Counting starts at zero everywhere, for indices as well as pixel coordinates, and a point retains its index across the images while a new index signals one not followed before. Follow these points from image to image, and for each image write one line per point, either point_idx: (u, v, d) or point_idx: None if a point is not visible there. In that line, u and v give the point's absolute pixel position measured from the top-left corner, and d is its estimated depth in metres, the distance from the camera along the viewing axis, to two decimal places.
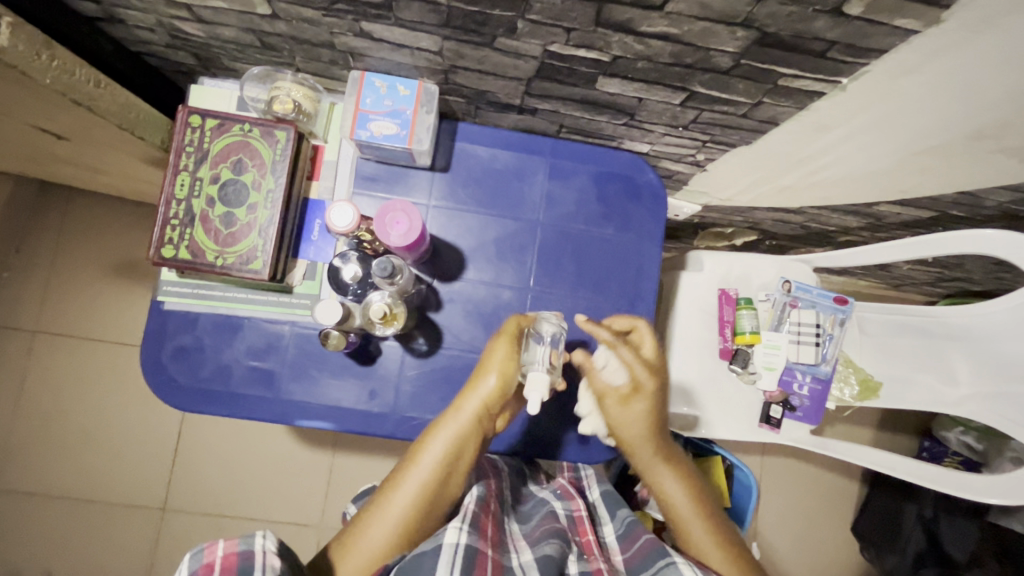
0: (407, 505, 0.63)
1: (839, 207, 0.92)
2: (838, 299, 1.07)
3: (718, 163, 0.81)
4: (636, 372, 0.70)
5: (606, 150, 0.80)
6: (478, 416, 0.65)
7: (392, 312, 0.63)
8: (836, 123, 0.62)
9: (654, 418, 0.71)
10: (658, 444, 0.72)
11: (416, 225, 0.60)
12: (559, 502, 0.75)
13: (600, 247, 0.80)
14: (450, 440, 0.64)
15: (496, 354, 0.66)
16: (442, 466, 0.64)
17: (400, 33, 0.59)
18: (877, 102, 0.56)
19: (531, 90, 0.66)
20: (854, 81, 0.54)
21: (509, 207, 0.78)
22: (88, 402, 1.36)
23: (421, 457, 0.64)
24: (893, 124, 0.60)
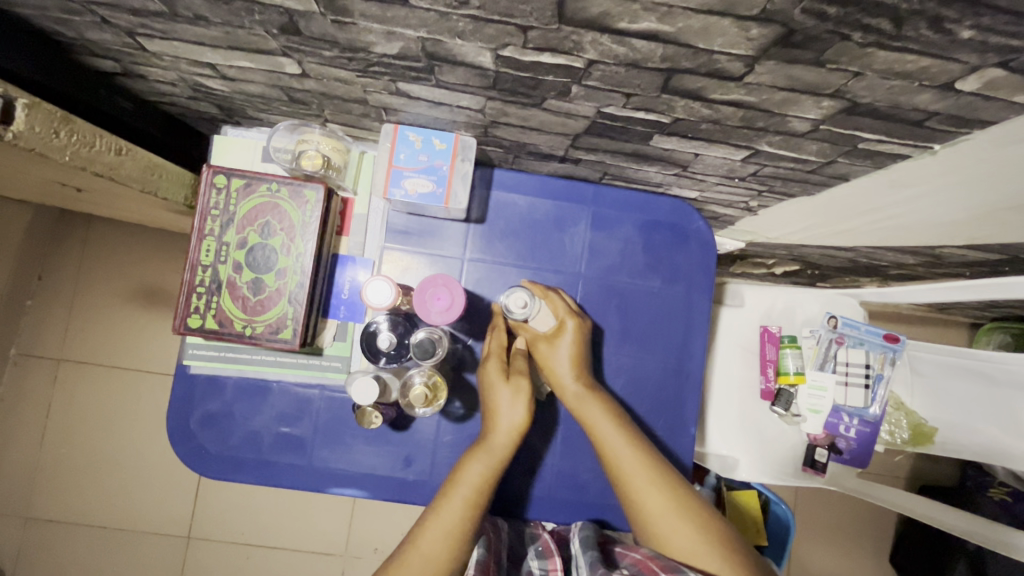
0: (455, 519, 0.57)
1: (897, 247, 0.86)
2: (889, 336, 1.01)
3: (772, 209, 0.75)
4: (562, 315, 0.68)
5: (651, 196, 0.75)
6: (514, 434, 0.62)
7: (432, 391, 0.59)
8: (917, 182, 0.57)
9: (582, 358, 0.67)
10: (586, 382, 0.66)
11: (455, 300, 0.56)
12: (536, 561, 0.64)
13: (645, 300, 0.75)
14: (492, 458, 0.61)
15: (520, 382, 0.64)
16: (485, 482, 0.60)
17: (440, 93, 0.54)
18: (972, 165, 0.50)
19: (578, 144, 0.62)
20: (947, 147, 0.48)
21: (550, 259, 0.74)
22: (109, 432, 1.34)
23: (462, 474, 0.60)
24: (984, 185, 0.54)
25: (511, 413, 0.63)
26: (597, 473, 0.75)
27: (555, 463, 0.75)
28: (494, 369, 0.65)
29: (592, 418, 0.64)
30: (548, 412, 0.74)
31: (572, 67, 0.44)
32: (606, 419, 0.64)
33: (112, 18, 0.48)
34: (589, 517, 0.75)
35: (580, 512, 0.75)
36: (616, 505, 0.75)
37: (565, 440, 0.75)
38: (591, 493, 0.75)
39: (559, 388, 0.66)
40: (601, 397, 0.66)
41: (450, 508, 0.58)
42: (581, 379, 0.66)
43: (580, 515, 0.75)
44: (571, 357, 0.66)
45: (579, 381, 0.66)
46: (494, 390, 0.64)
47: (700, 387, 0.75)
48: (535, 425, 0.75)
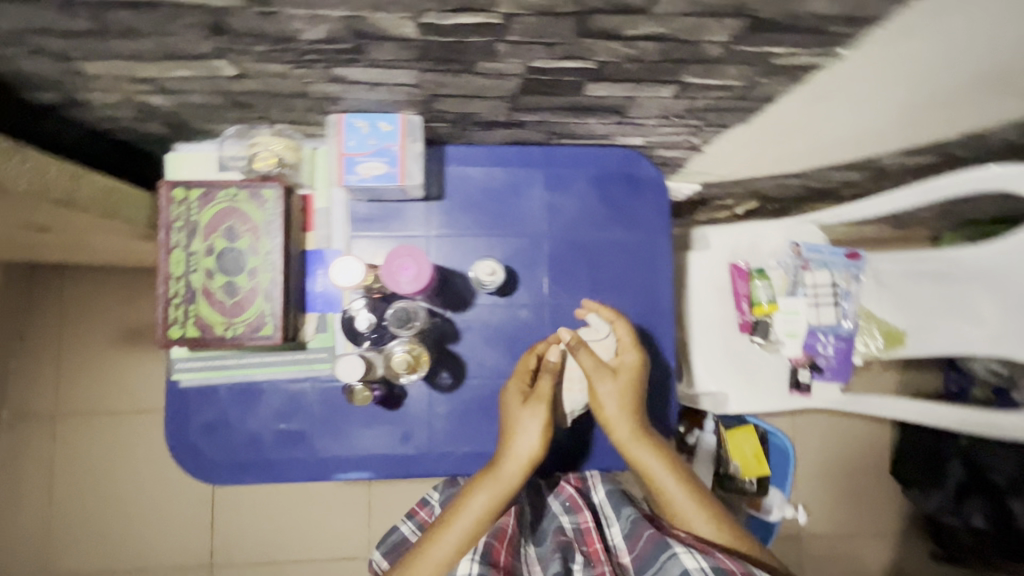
0: (451, 546, 0.61)
1: (840, 165, 0.90)
2: (850, 254, 1.07)
3: (715, 143, 0.78)
4: (623, 350, 0.70)
5: (599, 149, 0.77)
6: (525, 464, 0.65)
7: (415, 356, 0.62)
8: (836, 93, 0.60)
9: (636, 396, 0.69)
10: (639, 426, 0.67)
11: (415, 270, 0.56)
12: (566, 515, 0.69)
13: (611, 250, 0.77)
14: (499, 489, 0.65)
15: (534, 417, 0.67)
16: (489, 506, 0.63)
17: (375, 73, 0.56)
18: (880, 65, 0.54)
19: (517, 105, 0.64)
20: (853, 50, 0.52)
21: (511, 225, 0.76)
22: (116, 476, 1.35)
23: (469, 501, 0.64)
24: (897, 83, 0.58)
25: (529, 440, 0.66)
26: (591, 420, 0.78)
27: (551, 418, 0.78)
28: (513, 394, 0.69)
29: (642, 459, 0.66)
30: None
31: (492, 24, 0.47)
32: (658, 462, 0.66)
33: (45, 45, 0.50)
34: None
35: None
36: None
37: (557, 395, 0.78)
38: None
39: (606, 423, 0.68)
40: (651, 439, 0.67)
41: (455, 530, 0.62)
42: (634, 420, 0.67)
43: None
44: (626, 395, 0.68)
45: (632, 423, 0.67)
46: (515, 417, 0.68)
47: (674, 328, 0.77)
48: None
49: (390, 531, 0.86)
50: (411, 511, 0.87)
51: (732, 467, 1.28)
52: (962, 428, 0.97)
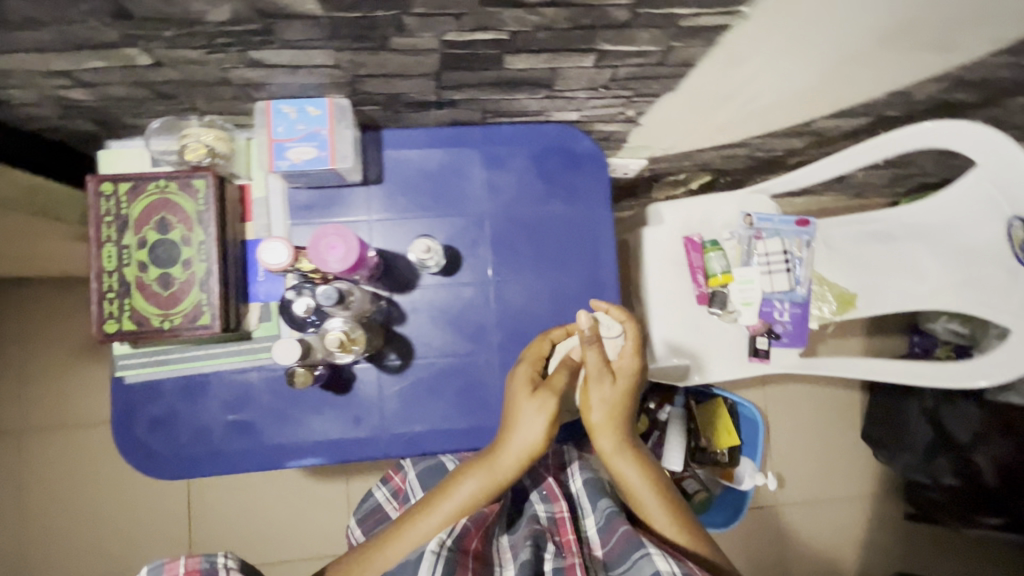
0: (434, 526, 0.68)
1: (779, 131, 0.92)
2: (800, 221, 1.08)
3: (649, 115, 0.80)
4: (625, 357, 0.73)
5: (535, 126, 0.78)
6: (521, 460, 0.68)
7: (350, 337, 0.62)
8: (750, 54, 0.62)
9: (625, 410, 0.73)
10: (623, 440, 0.73)
11: (346, 244, 0.57)
12: (542, 504, 0.75)
13: (553, 225, 0.78)
14: (489, 479, 0.69)
15: (532, 410, 0.68)
16: (477, 496, 0.69)
17: (291, 54, 0.56)
18: (784, 21, 0.56)
19: (443, 82, 0.65)
20: (754, 7, 0.53)
21: (452, 204, 0.77)
22: (88, 489, 1.33)
23: (458, 488, 0.69)
24: (807, 39, 0.60)
25: (526, 434, 0.68)
26: None
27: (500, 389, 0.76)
28: (519, 384, 0.70)
29: (622, 469, 0.73)
30: (480, 346, 0.76)
31: None
32: (637, 473, 0.73)
33: None
34: None
35: None
36: None
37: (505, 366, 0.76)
38: None
39: (595, 429, 0.73)
40: (633, 452, 0.74)
41: (441, 510, 0.69)
42: (619, 435, 0.73)
43: None
44: (620, 406, 0.72)
45: (617, 437, 0.73)
46: (519, 408, 0.69)
47: (620, 297, 0.78)
48: (470, 361, 0.75)
49: (366, 497, 0.94)
50: (386, 476, 0.94)
51: (702, 438, 1.33)
52: (920, 382, 0.93)
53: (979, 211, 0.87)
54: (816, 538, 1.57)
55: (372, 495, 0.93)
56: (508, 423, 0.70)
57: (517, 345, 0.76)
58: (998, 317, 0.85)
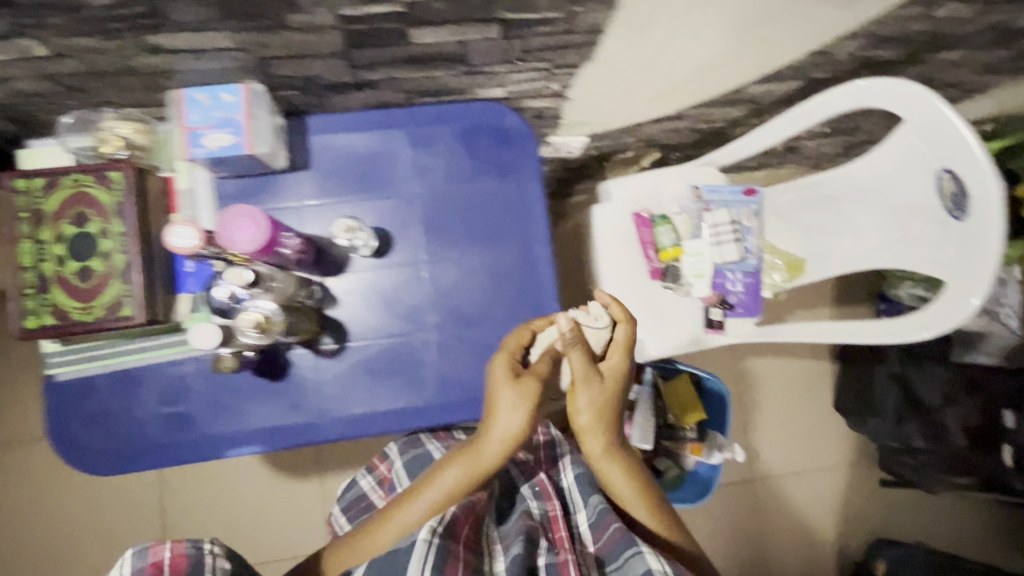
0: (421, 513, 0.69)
1: (713, 100, 0.92)
2: (747, 191, 1.08)
3: (576, 88, 0.80)
4: (614, 357, 0.73)
5: (462, 104, 0.78)
6: (506, 443, 0.68)
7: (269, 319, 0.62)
8: (656, 14, 0.63)
9: (612, 415, 0.72)
10: (611, 446, 0.72)
11: (251, 218, 0.57)
12: (535, 498, 0.74)
13: (484, 202, 0.78)
14: (473, 467, 0.69)
15: (511, 401, 0.67)
16: (461, 484, 0.69)
17: (190, 38, 0.56)
18: None
19: (355, 62, 0.65)
20: None
21: (382, 187, 0.77)
22: (60, 499, 1.33)
23: (443, 476, 0.70)
24: None
25: (509, 422, 0.67)
26: (476, 366, 0.75)
27: (437, 366, 0.75)
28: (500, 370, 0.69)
29: (609, 474, 0.73)
30: (415, 325, 0.76)
31: None
32: (623, 477, 0.73)
33: None
34: (475, 411, 0.75)
35: (469, 407, 0.75)
36: None
37: (440, 343, 0.76)
38: (475, 386, 0.75)
39: (583, 431, 0.72)
40: (621, 457, 0.73)
41: (427, 497, 0.69)
42: (607, 442, 0.72)
43: (468, 411, 0.75)
44: (607, 410, 0.71)
45: (605, 444, 0.72)
46: (499, 394, 0.67)
47: (555, 271, 0.78)
48: (406, 341, 0.75)
49: (350, 486, 0.91)
50: (372, 465, 0.91)
51: (671, 415, 1.33)
52: (862, 340, 0.93)
53: (906, 166, 0.88)
54: (794, 510, 1.58)
55: (360, 482, 0.90)
56: (490, 412, 0.69)
57: (453, 322, 0.76)
58: (930, 270, 0.86)
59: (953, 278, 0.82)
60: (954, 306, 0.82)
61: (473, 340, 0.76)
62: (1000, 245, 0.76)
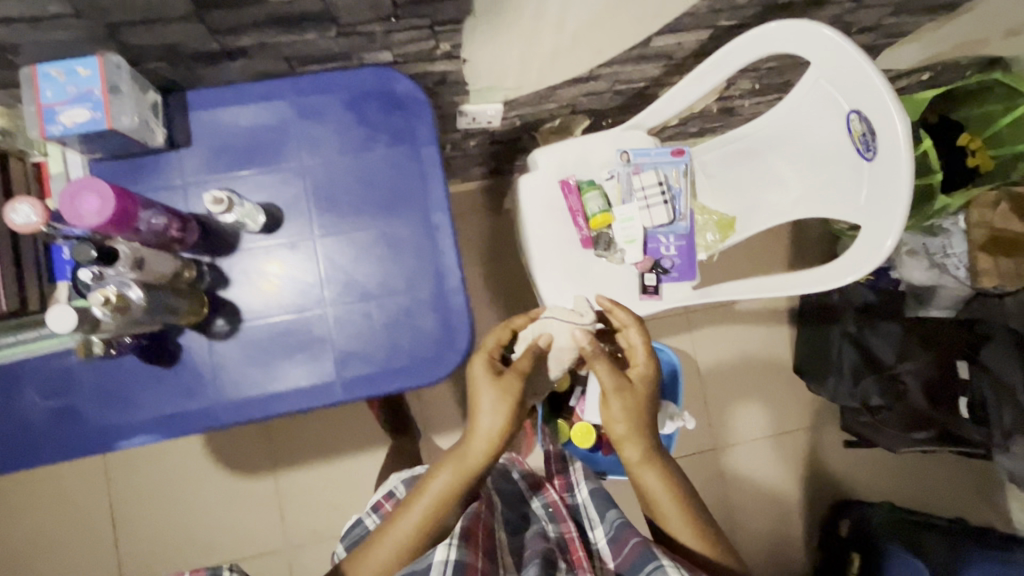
0: (413, 521, 0.72)
1: (623, 57, 0.90)
2: (675, 151, 1.06)
3: (469, 48, 0.77)
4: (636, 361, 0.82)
5: (349, 70, 0.75)
6: (489, 441, 0.74)
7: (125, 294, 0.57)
8: None
9: (642, 416, 0.77)
10: (647, 451, 0.77)
11: (90, 185, 0.56)
12: (551, 523, 0.76)
13: (379, 171, 0.75)
14: (460, 467, 0.74)
15: (490, 399, 0.75)
16: (451, 488, 0.73)
17: (15, 3, 0.53)
18: None
19: (214, 25, 0.62)
20: None
21: (270, 161, 0.74)
22: (16, 504, 1.35)
23: (433, 481, 0.74)
24: None
25: (490, 420, 0.74)
26: (380, 340, 0.73)
27: (339, 342, 0.73)
28: (481, 373, 0.77)
29: (645, 480, 0.76)
30: (313, 301, 0.73)
31: None
32: (659, 479, 0.76)
33: None
34: (379, 386, 0.73)
35: (373, 383, 0.73)
36: (405, 363, 0.74)
37: (340, 319, 0.73)
38: (378, 360, 0.73)
39: (621, 439, 0.77)
40: (655, 460, 0.77)
41: (420, 504, 0.73)
42: (644, 446, 0.77)
43: (371, 386, 0.73)
44: (637, 412, 0.77)
45: (642, 448, 0.77)
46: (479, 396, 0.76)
47: (456, 238, 0.75)
48: (303, 318, 0.73)
49: (354, 525, 0.91)
50: (377, 503, 0.91)
51: None
52: (787, 292, 0.90)
53: (820, 109, 0.85)
54: (760, 478, 1.57)
55: (365, 521, 0.90)
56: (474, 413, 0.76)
57: (351, 296, 0.74)
58: (850, 215, 0.84)
59: (870, 220, 0.80)
60: (871, 249, 0.79)
61: (372, 312, 0.74)
62: (910, 181, 0.74)
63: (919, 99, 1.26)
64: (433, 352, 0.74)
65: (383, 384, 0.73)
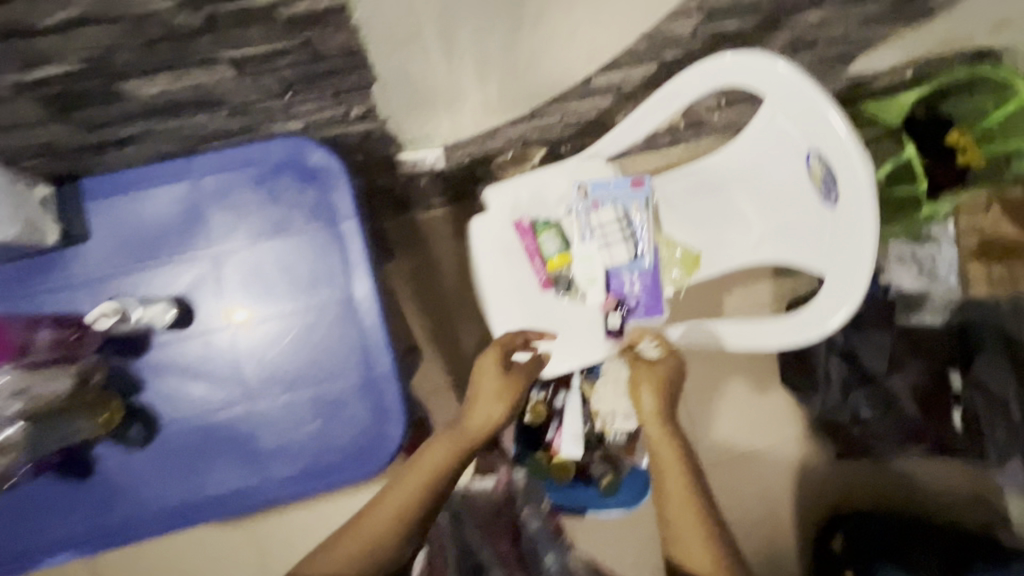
0: (402, 497, 0.73)
1: (565, 95, 0.83)
2: (634, 182, 0.98)
3: (387, 109, 0.71)
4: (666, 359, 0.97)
5: (255, 144, 0.69)
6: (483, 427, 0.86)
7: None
8: (417, 28, 0.53)
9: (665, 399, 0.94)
10: (665, 428, 0.91)
11: None
12: None
13: (298, 252, 0.70)
14: (454, 443, 0.80)
15: (492, 388, 0.92)
16: (449, 460, 0.80)
17: None
18: None
19: (85, 121, 0.56)
20: None
21: (178, 249, 0.69)
22: None
23: (431, 458, 0.78)
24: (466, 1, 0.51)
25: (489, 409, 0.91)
26: (310, 436, 0.69)
27: (266, 442, 0.68)
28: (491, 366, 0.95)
29: (661, 453, 0.89)
30: (235, 400, 0.69)
31: None
32: (673, 463, 0.87)
33: None
34: (309, 485, 0.69)
35: (301, 482, 0.69)
36: (336, 460, 0.69)
37: (265, 416, 0.69)
38: (308, 458, 0.69)
39: (644, 420, 0.93)
40: (671, 441, 0.90)
41: (415, 477, 0.76)
42: (664, 425, 0.91)
43: (301, 486, 0.69)
44: (656, 395, 0.95)
45: (664, 427, 0.91)
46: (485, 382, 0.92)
47: (384, 322, 0.70)
48: (224, 418, 0.68)
49: None
50: None
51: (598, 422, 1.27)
52: (748, 346, 0.84)
53: (783, 147, 0.78)
54: (748, 493, 1.53)
55: None
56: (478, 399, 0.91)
57: (275, 389, 0.69)
58: (816, 267, 0.77)
59: (835, 271, 0.73)
60: (831, 308, 0.73)
61: (297, 405, 0.69)
62: (874, 231, 0.67)
63: (904, 100, 1.15)
64: (366, 445, 0.69)
65: (314, 482, 0.69)
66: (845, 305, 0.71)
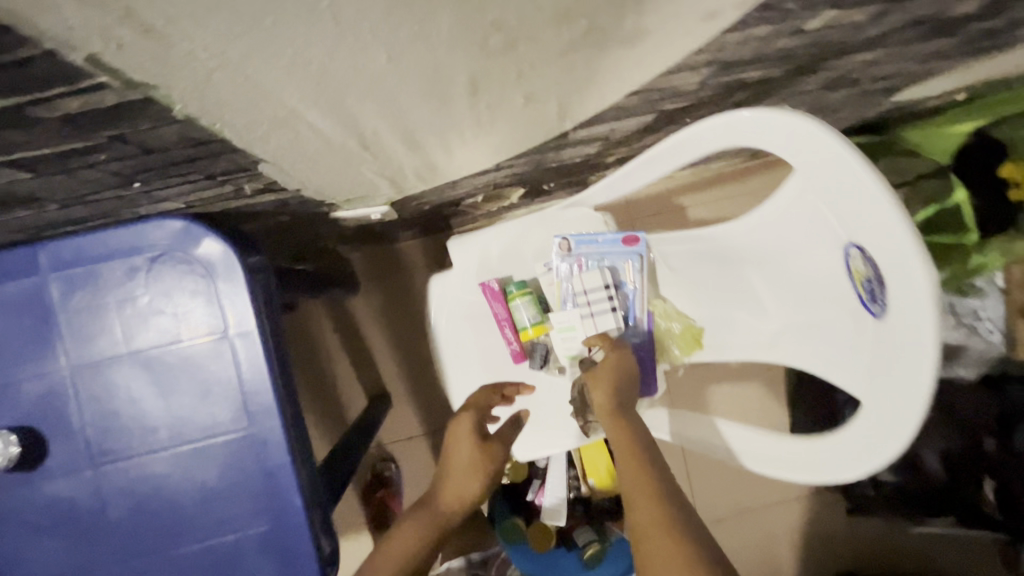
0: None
1: (537, 149, 0.65)
2: (626, 238, 0.80)
3: (295, 183, 0.54)
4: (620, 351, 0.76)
5: (120, 230, 0.53)
6: (462, 504, 0.73)
7: None
8: (289, 115, 0.36)
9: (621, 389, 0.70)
10: (614, 420, 0.66)
11: None
12: None
13: (179, 371, 0.55)
14: (429, 521, 0.70)
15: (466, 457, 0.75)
16: (426, 546, 0.69)
17: None
18: (250, 79, 0.30)
19: None
20: (141, 77, 0.27)
21: (23, 363, 0.53)
22: None
23: (400, 534, 0.69)
24: (356, 83, 0.34)
25: (467, 484, 0.74)
26: None
27: None
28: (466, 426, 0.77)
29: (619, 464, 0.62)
30: (100, 558, 0.55)
31: None
32: (629, 464, 0.60)
33: None
34: None
35: None
36: None
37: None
38: None
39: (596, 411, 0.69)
40: (629, 444, 0.62)
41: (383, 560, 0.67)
42: (610, 416, 0.67)
43: None
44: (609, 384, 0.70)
45: (609, 419, 0.67)
46: (461, 444, 0.76)
47: (291, 464, 0.55)
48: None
49: None
50: None
51: (586, 486, 1.10)
52: (754, 465, 0.71)
53: (813, 229, 0.61)
54: (744, 545, 1.35)
55: None
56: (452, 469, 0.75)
57: (155, 542, 0.55)
58: (846, 385, 0.61)
59: (874, 400, 0.57)
60: (857, 450, 0.60)
61: (184, 561, 0.56)
62: (932, 370, 0.50)
63: None
64: None
65: None
66: (881, 451, 0.57)
